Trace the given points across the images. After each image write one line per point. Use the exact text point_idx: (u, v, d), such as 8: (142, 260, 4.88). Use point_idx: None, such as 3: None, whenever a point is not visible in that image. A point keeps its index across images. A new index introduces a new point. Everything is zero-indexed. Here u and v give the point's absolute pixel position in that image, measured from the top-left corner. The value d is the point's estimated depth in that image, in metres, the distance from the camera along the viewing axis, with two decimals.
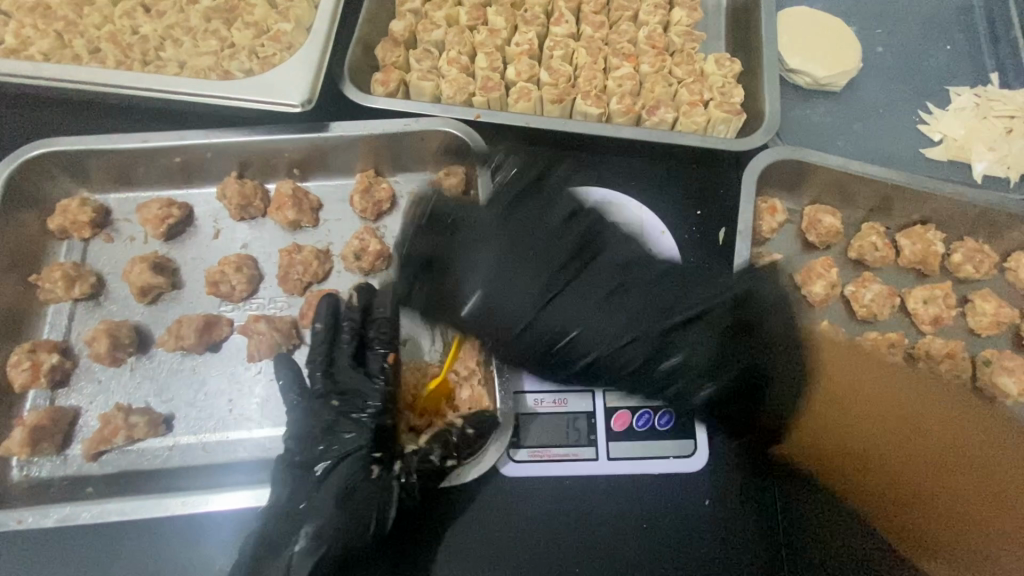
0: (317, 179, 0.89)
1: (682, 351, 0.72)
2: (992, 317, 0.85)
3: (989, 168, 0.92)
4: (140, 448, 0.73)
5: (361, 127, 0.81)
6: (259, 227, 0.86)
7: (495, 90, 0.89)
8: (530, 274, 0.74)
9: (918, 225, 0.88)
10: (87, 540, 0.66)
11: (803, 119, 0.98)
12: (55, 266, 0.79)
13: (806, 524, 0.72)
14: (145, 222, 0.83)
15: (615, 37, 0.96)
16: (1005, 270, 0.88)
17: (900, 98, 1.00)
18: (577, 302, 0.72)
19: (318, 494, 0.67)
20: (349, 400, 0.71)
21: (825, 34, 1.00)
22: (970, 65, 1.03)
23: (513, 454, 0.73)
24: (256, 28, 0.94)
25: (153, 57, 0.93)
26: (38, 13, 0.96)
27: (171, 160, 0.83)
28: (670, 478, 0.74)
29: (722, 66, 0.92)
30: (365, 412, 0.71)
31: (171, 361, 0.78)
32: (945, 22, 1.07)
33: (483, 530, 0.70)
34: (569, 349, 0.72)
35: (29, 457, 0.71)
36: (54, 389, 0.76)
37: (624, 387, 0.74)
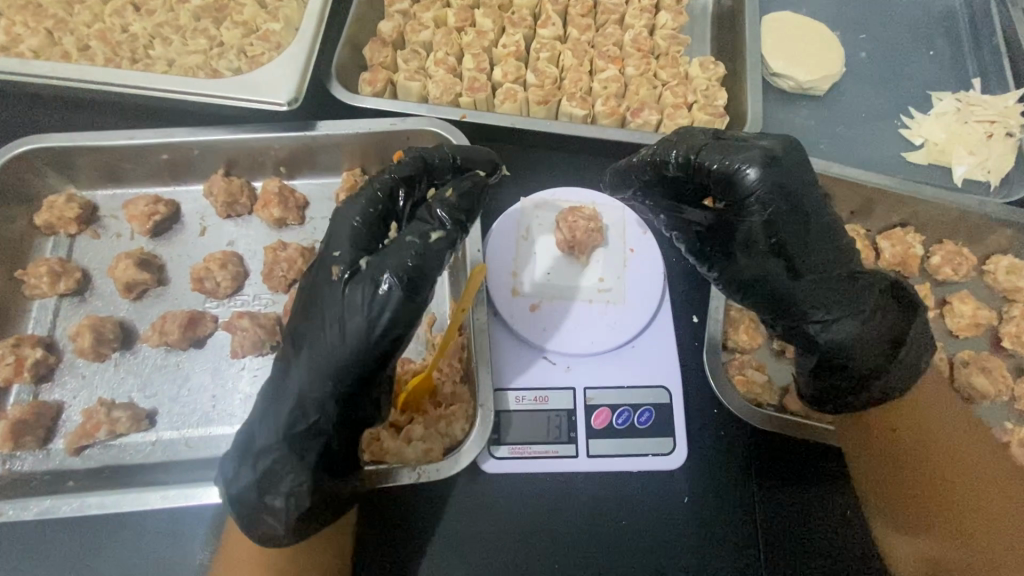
0: (304, 178, 0.89)
1: (844, 312, 0.65)
2: (970, 318, 0.85)
3: (969, 171, 0.92)
4: (122, 443, 0.73)
5: (347, 126, 0.82)
6: (244, 224, 0.86)
7: (482, 91, 0.90)
8: (777, 199, 0.63)
9: (898, 227, 0.89)
10: (70, 533, 0.67)
11: (786, 123, 0.99)
12: (40, 262, 0.79)
13: (787, 527, 0.72)
14: (131, 219, 0.83)
15: (600, 40, 0.97)
16: (983, 272, 0.89)
17: (883, 103, 1.02)
18: (813, 242, 0.65)
19: (275, 413, 0.60)
20: (314, 345, 0.59)
21: (806, 40, 1.01)
22: (952, 71, 1.04)
23: (493, 450, 0.73)
24: (245, 26, 0.95)
25: (142, 55, 0.94)
26: (28, 11, 0.97)
27: (159, 158, 0.83)
28: (648, 476, 0.74)
29: (706, 69, 0.93)
30: (304, 362, 0.60)
31: (156, 356, 0.78)
32: (927, 29, 1.08)
33: (463, 540, 0.70)
34: (769, 249, 0.65)
35: (12, 451, 0.72)
36: (37, 384, 0.76)
37: (772, 299, 0.67)
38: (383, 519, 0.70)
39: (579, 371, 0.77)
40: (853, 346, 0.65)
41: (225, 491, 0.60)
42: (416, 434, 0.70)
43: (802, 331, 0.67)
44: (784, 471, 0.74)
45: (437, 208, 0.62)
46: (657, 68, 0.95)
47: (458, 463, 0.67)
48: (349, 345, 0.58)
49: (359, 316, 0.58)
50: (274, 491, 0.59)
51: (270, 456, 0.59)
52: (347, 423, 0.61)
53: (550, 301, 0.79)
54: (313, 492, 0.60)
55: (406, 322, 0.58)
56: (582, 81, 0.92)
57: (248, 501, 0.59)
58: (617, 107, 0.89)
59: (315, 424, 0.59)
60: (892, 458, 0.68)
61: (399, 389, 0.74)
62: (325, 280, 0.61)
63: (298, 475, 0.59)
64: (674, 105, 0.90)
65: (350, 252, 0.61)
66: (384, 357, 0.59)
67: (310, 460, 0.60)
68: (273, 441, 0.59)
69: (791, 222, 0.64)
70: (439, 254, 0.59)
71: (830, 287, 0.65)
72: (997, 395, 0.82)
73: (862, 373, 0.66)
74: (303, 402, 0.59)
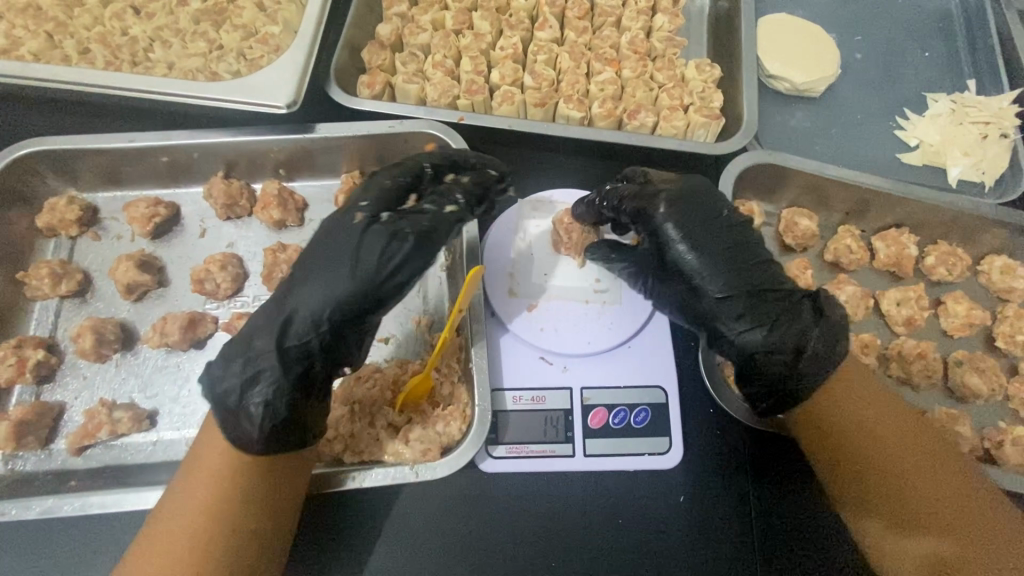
0: (303, 180, 0.90)
1: (755, 320, 0.67)
2: (964, 318, 0.86)
3: (964, 173, 0.93)
4: (124, 443, 0.74)
5: (346, 129, 0.82)
6: (244, 226, 0.87)
7: (479, 93, 0.91)
8: (679, 220, 0.69)
9: (893, 228, 0.90)
10: (73, 532, 0.68)
11: (781, 125, 1.00)
12: (42, 263, 0.80)
13: (780, 524, 0.73)
14: (131, 220, 0.84)
15: (598, 43, 0.97)
16: (977, 272, 0.90)
17: (878, 105, 1.03)
18: (721, 255, 0.69)
19: (273, 327, 0.60)
20: (324, 277, 0.62)
21: (804, 42, 1.02)
22: (947, 73, 1.05)
23: (490, 449, 0.74)
24: (244, 30, 0.96)
25: (142, 58, 0.95)
26: (29, 14, 0.97)
27: (159, 160, 0.84)
28: (644, 475, 0.75)
29: (702, 72, 0.93)
30: (314, 286, 0.62)
31: (157, 357, 0.79)
32: (922, 31, 1.09)
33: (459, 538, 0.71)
34: (680, 266, 0.69)
35: (14, 451, 0.72)
36: (40, 385, 0.77)
37: (696, 315, 0.70)
38: (381, 517, 0.71)
39: (575, 371, 0.78)
40: (763, 352, 0.67)
41: (205, 389, 0.59)
42: (414, 435, 0.70)
43: (727, 347, 0.69)
44: (776, 468, 0.75)
45: (461, 188, 0.70)
46: (654, 70, 0.96)
47: (456, 463, 0.68)
48: (359, 275, 0.61)
49: (379, 252, 0.62)
50: (253, 392, 0.58)
51: (262, 362, 0.59)
52: (329, 351, 0.63)
53: (547, 303, 0.80)
54: (287, 405, 0.59)
55: (415, 268, 0.64)
56: (579, 83, 0.93)
57: (227, 403, 0.58)
58: (613, 109, 0.90)
59: (306, 340, 0.61)
60: (857, 471, 0.65)
61: (398, 389, 0.75)
62: (351, 221, 0.65)
63: (278, 390, 0.59)
64: (670, 107, 0.91)
65: (377, 199, 0.67)
66: (388, 297, 0.63)
67: (290, 376, 0.60)
68: (265, 347, 0.59)
69: (695, 240, 0.69)
70: (455, 221, 0.67)
71: (742, 300, 0.67)
72: (992, 394, 0.82)
73: (773, 379, 0.67)
74: (304, 317, 0.61)
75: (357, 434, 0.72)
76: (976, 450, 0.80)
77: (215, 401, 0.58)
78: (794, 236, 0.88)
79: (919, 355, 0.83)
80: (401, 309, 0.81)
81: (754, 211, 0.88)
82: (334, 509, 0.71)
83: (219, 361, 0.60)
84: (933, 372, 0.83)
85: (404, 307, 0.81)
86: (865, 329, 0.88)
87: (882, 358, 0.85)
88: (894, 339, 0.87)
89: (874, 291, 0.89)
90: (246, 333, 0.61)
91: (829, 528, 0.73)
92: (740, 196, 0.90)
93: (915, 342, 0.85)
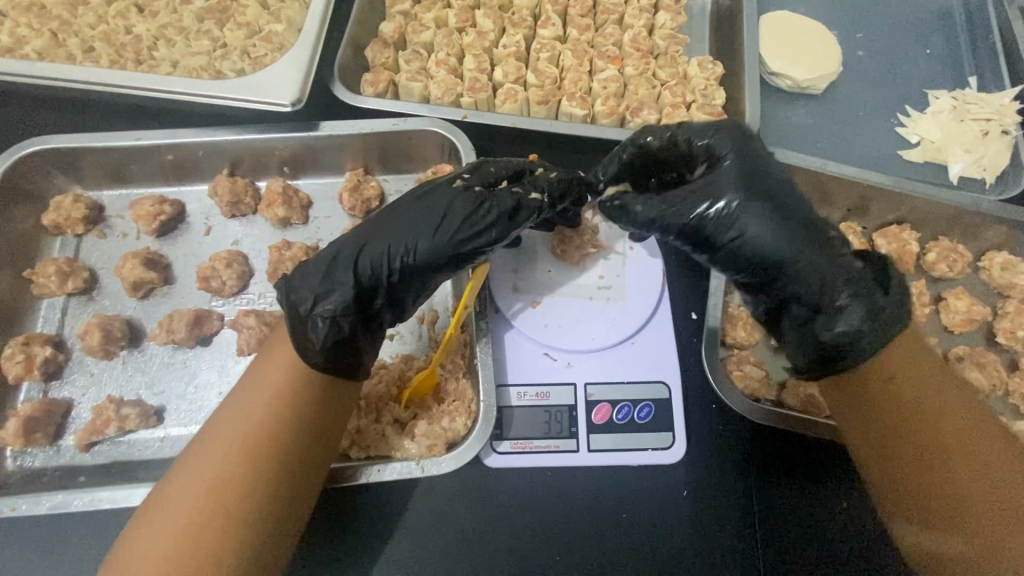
0: (307, 177, 0.90)
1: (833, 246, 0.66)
2: (965, 314, 0.87)
3: (965, 169, 0.93)
4: (131, 439, 0.75)
5: (351, 127, 0.83)
6: (249, 224, 0.87)
7: (483, 91, 0.91)
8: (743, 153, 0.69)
9: (894, 225, 0.90)
10: (82, 527, 0.68)
11: (782, 122, 1.01)
12: (48, 261, 0.80)
13: (782, 516, 0.73)
14: (137, 218, 0.84)
15: (600, 41, 0.98)
16: (978, 269, 0.90)
17: (879, 103, 1.03)
18: (783, 187, 0.68)
19: (356, 255, 0.66)
20: (411, 224, 0.68)
21: (806, 40, 1.02)
22: (948, 70, 1.05)
23: (495, 445, 0.75)
24: (247, 28, 0.96)
25: (146, 56, 0.95)
26: (33, 13, 0.98)
27: (164, 157, 0.84)
28: (647, 470, 0.75)
29: (704, 69, 0.94)
30: (406, 235, 0.67)
31: (163, 354, 0.79)
32: (923, 28, 1.09)
33: (466, 532, 0.72)
34: (755, 197, 0.67)
35: (23, 447, 0.73)
36: (47, 382, 0.78)
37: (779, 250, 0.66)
38: (387, 514, 0.72)
39: (580, 367, 0.78)
40: (844, 280, 0.64)
41: (284, 291, 0.64)
42: (420, 430, 0.71)
43: (816, 278, 0.65)
44: (779, 463, 0.75)
45: (551, 181, 0.74)
46: (657, 68, 0.96)
47: (461, 457, 0.69)
48: (440, 234, 0.67)
49: (462, 215, 0.68)
50: (325, 304, 0.63)
51: (338, 281, 0.64)
52: (391, 293, 0.68)
53: (551, 299, 0.81)
54: (348, 328, 0.64)
55: (486, 238, 0.68)
56: (581, 81, 0.93)
57: (297, 309, 0.63)
58: (616, 107, 0.91)
59: (377, 273, 0.66)
60: (896, 450, 0.61)
61: (403, 385, 0.75)
62: (446, 184, 0.70)
63: (344, 316, 0.64)
64: (673, 105, 0.92)
65: (479, 177, 0.72)
66: (456, 261, 0.68)
67: (357, 304, 0.65)
68: (346, 268, 0.65)
69: (761, 172, 0.68)
70: (533, 209, 0.71)
71: (812, 226, 0.66)
72: (992, 389, 0.83)
73: (855, 311, 0.62)
74: (383, 251, 0.66)
75: (363, 429, 0.72)
76: None
77: (288, 303, 0.64)
78: None
79: None
80: None
81: None
82: (339, 504, 0.72)
83: (303, 273, 0.66)
84: None
85: None
86: None
87: None
88: None
89: None
90: (334, 254, 0.66)
91: (832, 522, 0.73)
92: None
93: None
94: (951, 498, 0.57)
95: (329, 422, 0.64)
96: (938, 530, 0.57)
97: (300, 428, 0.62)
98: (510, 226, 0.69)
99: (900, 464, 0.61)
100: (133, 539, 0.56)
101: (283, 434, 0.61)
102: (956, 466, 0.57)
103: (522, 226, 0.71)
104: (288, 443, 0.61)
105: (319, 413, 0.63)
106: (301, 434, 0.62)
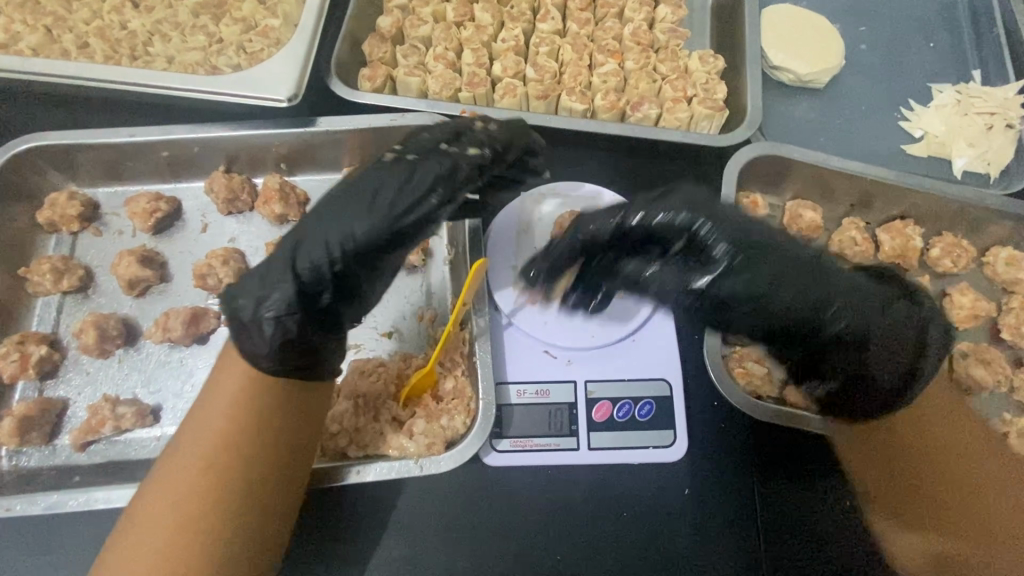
0: (304, 174, 0.90)
1: (844, 301, 0.71)
2: (969, 310, 0.86)
3: (969, 164, 0.92)
4: (127, 438, 0.74)
5: (348, 122, 0.82)
6: (246, 221, 0.87)
7: (481, 86, 0.90)
8: (732, 228, 0.71)
9: (898, 220, 0.89)
10: (77, 527, 0.68)
11: (785, 117, 1.00)
12: (44, 259, 0.80)
13: (784, 515, 0.73)
14: (133, 215, 0.83)
15: (600, 34, 0.97)
16: (983, 264, 0.89)
17: (883, 97, 1.02)
18: (782, 257, 0.72)
19: (287, 253, 0.62)
20: (340, 210, 0.64)
21: (809, 33, 1.01)
22: (952, 63, 1.04)
23: (495, 443, 0.74)
24: (244, 23, 0.95)
25: (141, 52, 0.94)
26: (27, 8, 0.97)
27: (160, 154, 0.84)
28: (648, 469, 0.74)
29: (705, 63, 0.93)
30: (335, 221, 0.64)
31: (160, 352, 0.79)
32: (927, 20, 1.07)
33: (465, 532, 0.71)
34: (775, 279, 0.71)
35: (18, 447, 0.72)
36: (43, 380, 0.77)
37: (795, 321, 0.71)
38: (387, 514, 0.71)
39: (580, 365, 0.77)
40: (861, 338, 0.71)
41: (223, 307, 0.61)
42: (419, 428, 0.70)
43: (832, 340, 0.71)
44: (783, 461, 0.75)
45: (484, 136, 0.70)
46: (657, 62, 0.95)
47: (460, 456, 0.68)
48: (376, 212, 0.64)
49: (397, 190, 0.65)
50: (267, 307, 0.60)
51: (276, 283, 0.61)
52: (342, 284, 0.64)
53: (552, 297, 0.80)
54: (297, 322, 0.61)
55: (428, 204, 0.66)
56: (581, 75, 0.92)
57: (240, 319, 0.60)
58: (616, 101, 0.90)
59: (319, 266, 0.62)
60: (908, 467, 0.69)
61: (401, 383, 0.75)
62: (371, 166, 0.67)
63: (285, 309, 0.60)
64: (673, 99, 0.91)
65: (413, 145, 0.69)
66: (403, 234, 0.66)
67: (303, 300, 0.61)
68: (281, 268, 0.61)
69: (760, 250, 0.71)
70: (472, 165, 0.68)
71: (809, 284, 0.71)
72: (996, 385, 0.82)
73: (881, 371, 0.70)
74: (320, 245, 0.63)
75: (361, 428, 0.72)
76: None
77: (231, 317, 0.61)
78: (799, 228, 0.88)
79: None
80: (405, 302, 0.81)
81: (758, 204, 0.88)
82: (339, 504, 0.72)
83: (236, 286, 0.62)
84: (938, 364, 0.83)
85: (408, 302, 0.81)
86: None
87: None
88: None
89: None
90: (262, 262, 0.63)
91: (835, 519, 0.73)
92: (745, 189, 0.90)
93: None
94: (942, 509, 0.66)
95: (293, 427, 0.63)
96: (931, 534, 0.66)
97: (260, 436, 0.61)
98: (452, 189, 0.68)
99: (911, 475, 0.68)
100: (116, 540, 0.58)
101: (243, 444, 0.60)
102: (966, 475, 0.67)
103: (465, 187, 0.68)
104: (250, 452, 0.60)
105: (280, 420, 0.62)
106: (259, 443, 0.61)
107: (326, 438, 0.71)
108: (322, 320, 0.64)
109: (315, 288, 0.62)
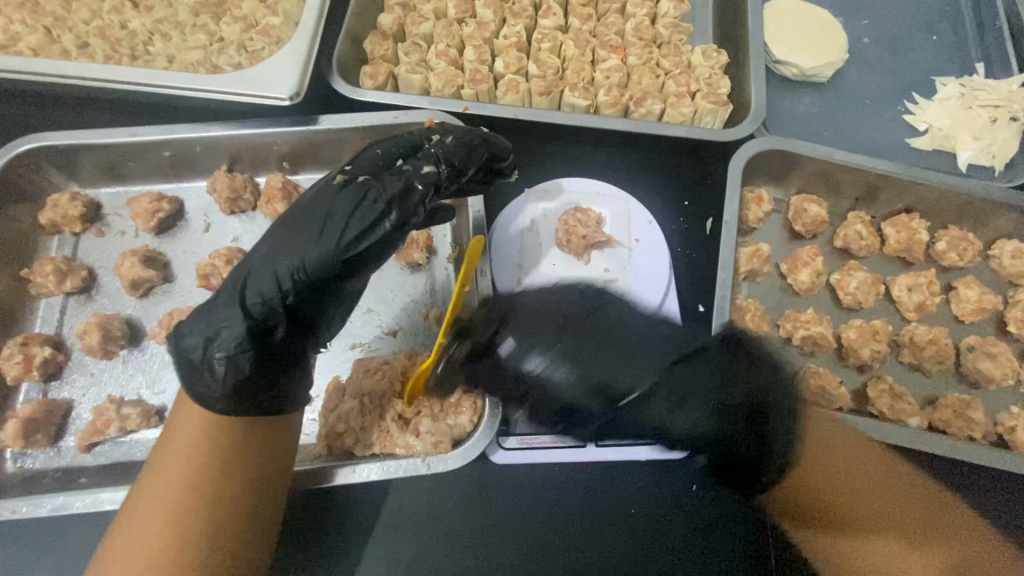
0: (307, 173, 0.89)
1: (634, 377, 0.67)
2: (976, 303, 0.85)
3: (973, 156, 0.92)
4: (132, 439, 0.74)
5: (349, 121, 0.81)
6: (250, 220, 0.86)
7: (484, 82, 0.90)
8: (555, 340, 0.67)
9: (904, 214, 0.89)
10: (84, 528, 0.68)
11: (788, 111, 0.99)
12: (46, 260, 0.79)
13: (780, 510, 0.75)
14: (136, 216, 0.83)
15: (602, 30, 0.96)
16: (989, 257, 0.89)
17: (886, 90, 1.01)
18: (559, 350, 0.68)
19: (236, 289, 0.61)
20: (291, 241, 0.63)
21: (812, 27, 1.01)
22: (955, 56, 1.04)
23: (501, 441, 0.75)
24: (245, 22, 0.95)
25: (141, 51, 0.94)
26: (27, 8, 0.96)
27: (161, 154, 0.83)
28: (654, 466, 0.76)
29: (709, 58, 0.92)
30: (287, 249, 0.62)
31: (163, 353, 0.78)
32: (929, 13, 1.07)
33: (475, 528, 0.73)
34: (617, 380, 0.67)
35: (23, 448, 0.72)
36: (47, 382, 0.77)
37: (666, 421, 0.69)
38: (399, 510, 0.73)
39: None
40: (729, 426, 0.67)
41: (173, 346, 0.60)
42: (425, 427, 0.70)
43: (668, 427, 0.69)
44: None
45: (439, 154, 0.68)
46: (660, 57, 0.94)
47: (467, 455, 0.68)
48: (329, 240, 0.63)
49: (349, 217, 0.64)
50: (217, 346, 0.59)
51: (224, 321, 0.60)
52: (296, 316, 0.64)
53: None
54: (250, 361, 0.60)
55: (384, 231, 0.65)
56: (584, 71, 0.92)
57: (191, 358, 0.59)
58: (620, 97, 0.90)
59: (270, 300, 0.61)
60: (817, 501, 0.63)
61: (405, 379, 0.74)
62: (321, 189, 0.66)
63: (236, 347, 0.59)
64: (677, 94, 0.90)
65: (363, 165, 0.67)
66: (357, 261, 0.64)
67: (256, 336, 0.60)
68: (231, 304, 0.60)
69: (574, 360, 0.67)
70: (427, 186, 0.67)
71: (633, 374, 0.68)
72: (1004, 378, 0.81)
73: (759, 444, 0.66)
74: (270, 277, 0.62)
75: (367, 427, 0.71)
76: (989, 435, 0.79)
77: (181, 358, 0.59)
78: (803, 223, 0.87)
79: (930, 341, 0.82)
80: (409, 301, 0.81)
81: (763, 199, 0.87)
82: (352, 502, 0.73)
83: (184, 322, 0.61)
84: (946, 357, 0.82)
85: (413, 301, 0.81)
86: (875, 315, 0.87)
87: (893, 344, 0.85)
88: (905, 326, 0.86)
89: (884, 278, 0.88)
90: (212, 296, 0.62)
91: None
92: (750, 184, 0.89)
93: (927, 328, 0.83)
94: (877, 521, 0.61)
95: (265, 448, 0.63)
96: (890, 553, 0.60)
97: (231, 476, 0.60)
98: (409, 212, 0.66)
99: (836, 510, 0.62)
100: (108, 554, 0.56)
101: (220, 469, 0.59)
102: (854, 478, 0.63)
103: (420, 209, 0.66)
104: (238, 468, 0.60)
105: (252, 442, 0.62)
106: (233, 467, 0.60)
107: (333, 437, 0.71)
108: (278, 352, 0.63)
109: (266, 321, 0.62)
